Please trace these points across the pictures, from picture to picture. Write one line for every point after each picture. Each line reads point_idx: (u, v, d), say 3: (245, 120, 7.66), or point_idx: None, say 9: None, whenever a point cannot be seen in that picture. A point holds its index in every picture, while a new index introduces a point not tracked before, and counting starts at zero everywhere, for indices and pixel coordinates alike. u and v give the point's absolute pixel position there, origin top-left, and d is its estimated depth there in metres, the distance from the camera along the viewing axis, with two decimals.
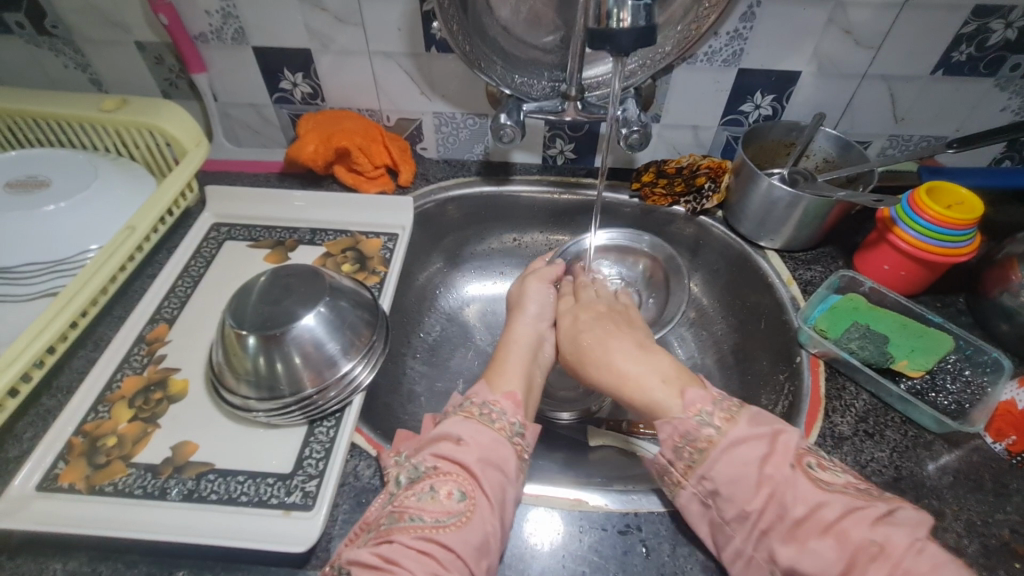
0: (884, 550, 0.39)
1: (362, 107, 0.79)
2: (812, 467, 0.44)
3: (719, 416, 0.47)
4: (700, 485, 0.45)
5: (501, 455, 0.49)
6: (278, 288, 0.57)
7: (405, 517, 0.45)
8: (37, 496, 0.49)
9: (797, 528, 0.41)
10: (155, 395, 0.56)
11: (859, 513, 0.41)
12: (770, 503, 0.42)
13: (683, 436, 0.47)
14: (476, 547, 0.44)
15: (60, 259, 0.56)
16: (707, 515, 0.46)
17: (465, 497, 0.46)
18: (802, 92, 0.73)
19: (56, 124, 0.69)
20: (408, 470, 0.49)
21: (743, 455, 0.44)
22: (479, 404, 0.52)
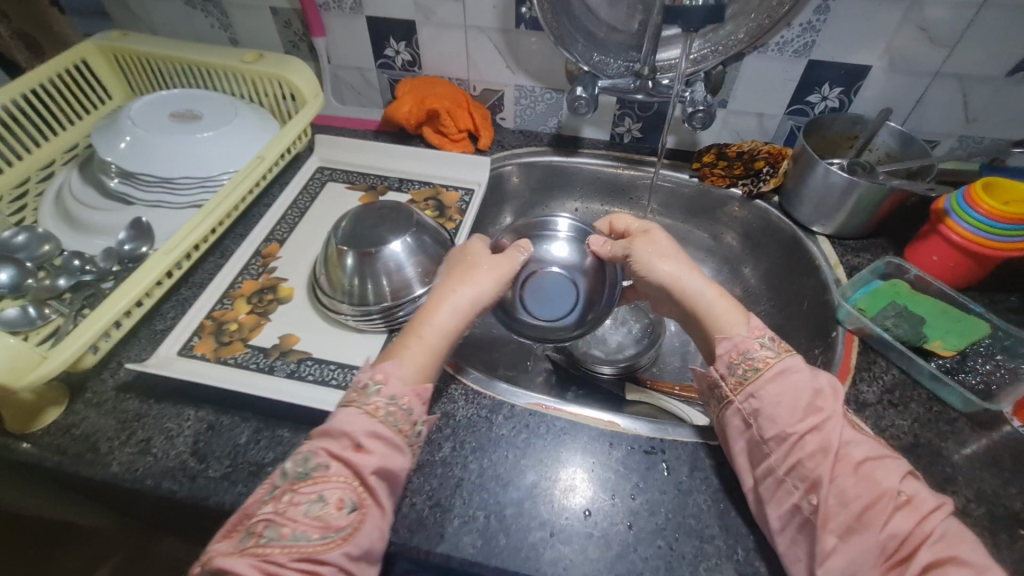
0: (909, 501, 0.44)
1: (453, 76, 0.89)
2: (851, 417, 0.50)
3: (777, 346, 0.52)
4: (745, 402, 0.50)
5: (388, 457, 0.47)
6: (373, 218, 0.68)
7: (287, 531, 0.42)
8: (178, 358, 0.61)
9: (844, 466, 0.46)
10: (268, 296, 0.69)
11: (889, 464, 0.46)
12: (813, 431, 0.47)
13: (742, 353, 0.52)
14: (364, 551, 0.44)
15: (208, 177, 0.69)
16: (744, 433, 0.50)
17: (355, 507, 0.44)
18: (871, 87, 0.76)
19: (205, 70, 0.82)
20: (296, 465, 0.46)
21: (798, 382, 0.49)
22: (384, 401, 0.49)
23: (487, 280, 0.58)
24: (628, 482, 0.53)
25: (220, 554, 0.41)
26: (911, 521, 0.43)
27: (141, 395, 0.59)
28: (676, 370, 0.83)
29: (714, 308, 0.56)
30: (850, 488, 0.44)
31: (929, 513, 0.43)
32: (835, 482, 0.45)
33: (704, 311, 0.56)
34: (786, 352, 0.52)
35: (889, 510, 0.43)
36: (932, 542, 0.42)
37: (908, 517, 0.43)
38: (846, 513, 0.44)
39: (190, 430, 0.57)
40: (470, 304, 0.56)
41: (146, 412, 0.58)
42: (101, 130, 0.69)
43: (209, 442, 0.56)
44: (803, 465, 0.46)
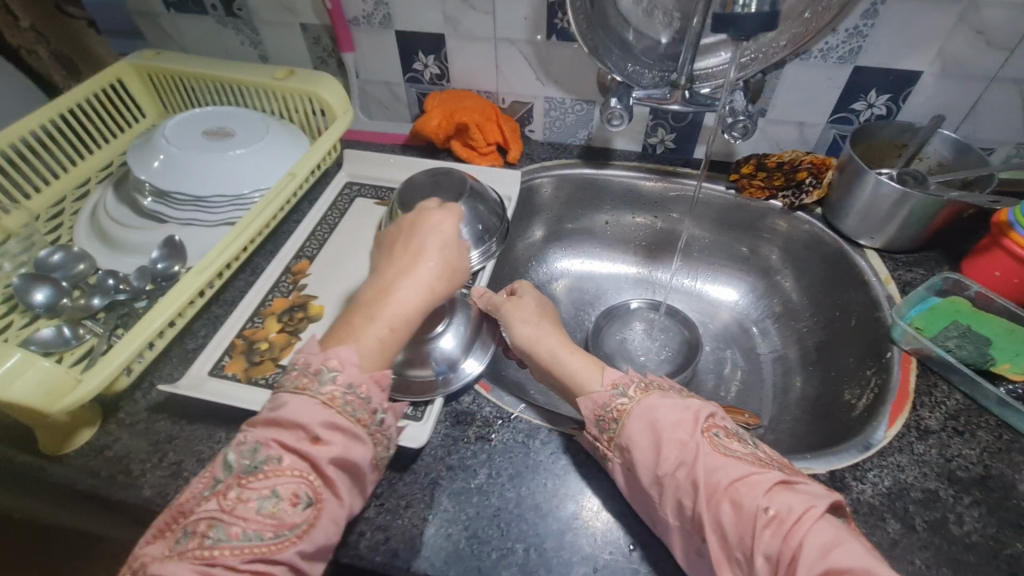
0: (776, 515, 0.39)
1: (481, 89, 0.88)
2: (719, 436, 0.46)
3: (634, 389, 0.50)
4: (621, 454, 0.48)
5: (348, 451, 0.42)
6: (431, 181, 0.74)
7: (236, 532, 0.38)
8: (209, 378, 0.61)
9: (708, 495, 0.42)
10: (298, 314, 0.68)
11: (757, 478, 0.41)
12: (680, 467, 0.44)
13: (603, 407, 0.50)
14: (321, 546, 0.41)
15: (240, 195, 0.68)
16: (630, 482, 0.48)
17: (311, 502, 0.41)
18: (920, 94, 0.72)
19: (237, 87, 0.82)
20: (244, 456, 0.41)
21: (654, 424, 0.47)
22: (342, 391, 0.44)
23: (457, 258, 0.52)
24: None
25: (156, 557, 0.37)
26: (779, 539, 0.38)
27: (173, 416, 0.59)
28: (714, 390, 0.80)
29: (565, 364, 0.56)
30: (723, 518, 0.41)
31: (798, 522, 0.38)
32: (709, 516, 0.41)
33: (555, 366, 0.56)
34: (648, 391, 0.50)
35: (759, 532, 0.39)
36: (804, 555, 0.37)
37: (775, 535, 0.38)
38: (727, 546, 0.40)
39: None
40: (434, 280, 0.50)
41: (177, 434, 0.57)
42: (136, 149, 0.70)
43: None
44: (684, 505, 0.43)
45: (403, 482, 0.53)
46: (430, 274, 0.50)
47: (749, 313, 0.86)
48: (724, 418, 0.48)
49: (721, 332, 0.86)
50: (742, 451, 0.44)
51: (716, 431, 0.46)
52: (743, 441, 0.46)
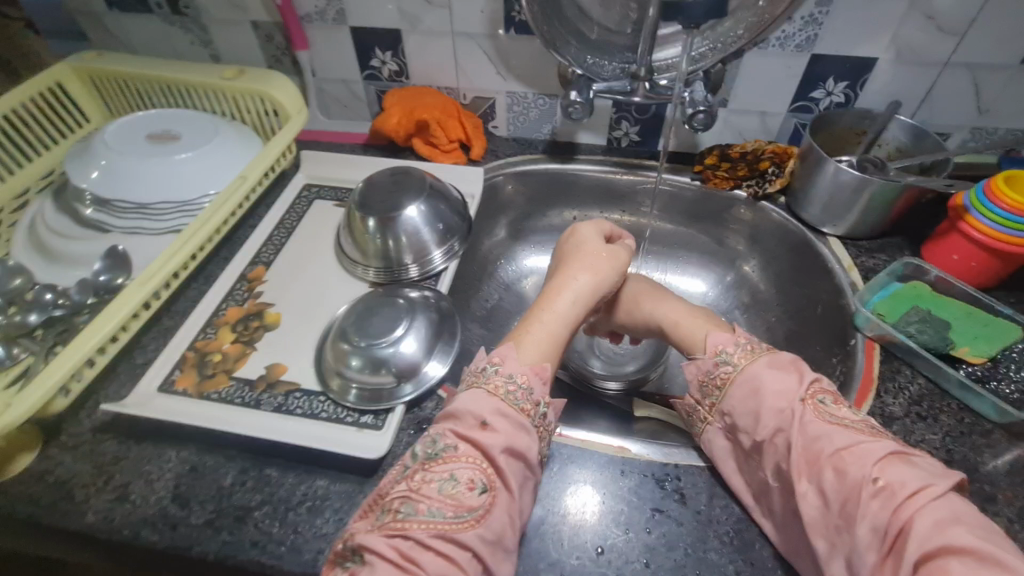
0: (884, 487, 0.40)
1: (442, 85, 0.86)
2: (826, 404, 0.46)
3: (740, 354, 0.51)
4: (721, 418, 0.50)
5: (515, 443, 0.47)
6: (392, 182, 0.72)
7: (422, 509, 0.43)
8: (158, 395, 0.58)
9: (808, 463, 0.43)
10: (254, 323, 0.65)
11: (865, 449, 0.42)
12: (779, 433, 0.45)
13: (708, 372, 0.52)
14: (493, 540, 0.44)
15: (187, 202, 0.66)
16: (731, 450, 0.50)
17: (486, 489, 0.45)
18: (877, 80, 0.73)
19: (185, 88, 0.79)
20: (426, 446, 0.47)
21: (756, 391, 0.48)
22: (504, 381, 0.51)
23: (613, 269, 0.62)
24: (642, 513, 0.49)
25: (362, 529, 0.43)
26: (887, 510, 0.39)
27: (120, 435, 0.56)
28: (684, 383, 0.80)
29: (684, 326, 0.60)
30: (826, 485, 0.42)
31: (910, 495, 0.39)
32: (809, 482, 0.43)
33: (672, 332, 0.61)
34: (761, 351, 0.51)
35: (864, 501, 0.40)
36: (913, 528, 0.37)
37: (884, 505, 0.39)
38: (830, 513, 0.41)
39: (171, 473, 0.53)
40: (586, 289, 0.60)
41: (125, 454, 0.55)
42: (75, 155, 0.66)
43: (193, 485, 0.52)
44: (779, 467, 0.45)
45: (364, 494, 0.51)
46: (596, 281, 0.61)
47: (718, 305, 0.86)
48: (831, 385, 0.48)
49: (690, 324, 0.86)
50: (849, 420, 0.45)
51: (822, 397, 0.46)
52: (850, 407, 0.46)
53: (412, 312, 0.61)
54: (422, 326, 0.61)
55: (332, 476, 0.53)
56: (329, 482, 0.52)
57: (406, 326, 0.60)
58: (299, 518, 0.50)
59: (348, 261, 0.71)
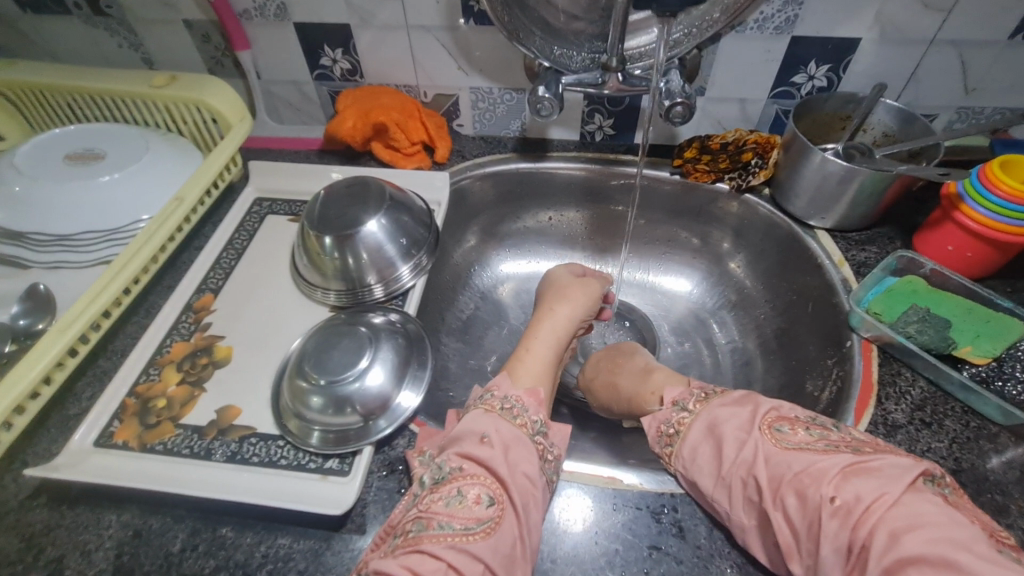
0: (844, 506, 0.37)
1: (400, 83, 0.80)
2: (782, 430, 0.43)
3: (695, 402, 0.49)
4: (680, 464, 0.47)
5: (520, 456, 0.46)
6: (346, 196, 0.65)
7: (434, 523, 0.41)
8: (94, 451, 0.52)
9: (771, 490, 0.40)
10: (202, 360, 0.59)
11: (822, 467, 0.39)
12: (738, 469, 0.42)
13: (665, 421, 0.49)
14: (506, 555, 0.41)
15: (114, 229, 0.59)
16: (696, 494, 0.46)
17: (494, 501, 0.43)
18: (860, 62, 0.69)
19: (111, 98, 0.71)
20: (432, 470, 0.46)
21: (714, 428, 0.45)
22: (500, 399, 0.51)
23: (586, 295, 0.68)
24: (638, 552, 0.45)
25: (373, 559, 0.41)
26: (848, 530, 0.36)
27: (50, 502, 0.49)
28: None
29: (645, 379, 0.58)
30: (790, 513, 0.39)
31: (868, 509, 0.36)
32: (776, 512, 0.40)
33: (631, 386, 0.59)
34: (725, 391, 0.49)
35: (826, 524, 0.37)
36: (875, 546, 0.34)
37: (845, 526, 0.36)
38: (804, 542, 0.38)
39: (112, 541, 0.47)
40: (569, 319, 0.65)
41: (57, 523, 0.48)
42: None
43: (136, 554, 0.46)
44: (749, 503, 0.42)
45: (332, 552, 0.46)
46: (571, 312, 0.66)
47: (704, 303, 0.82)
48: (789, 410, 0.45)
49: (677, 325, 0.82)
50: (808, 440, 0.42)
51: (779, 425, 0.43)
52: (809, 428, 0.43)
53: (375, 336, 0.56)
54: (388, 350, 0.55)
55: (295, 532, 0.47)
56: (292, 540, 0.47)
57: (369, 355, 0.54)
58: None
59: (306, 284, 0.65)
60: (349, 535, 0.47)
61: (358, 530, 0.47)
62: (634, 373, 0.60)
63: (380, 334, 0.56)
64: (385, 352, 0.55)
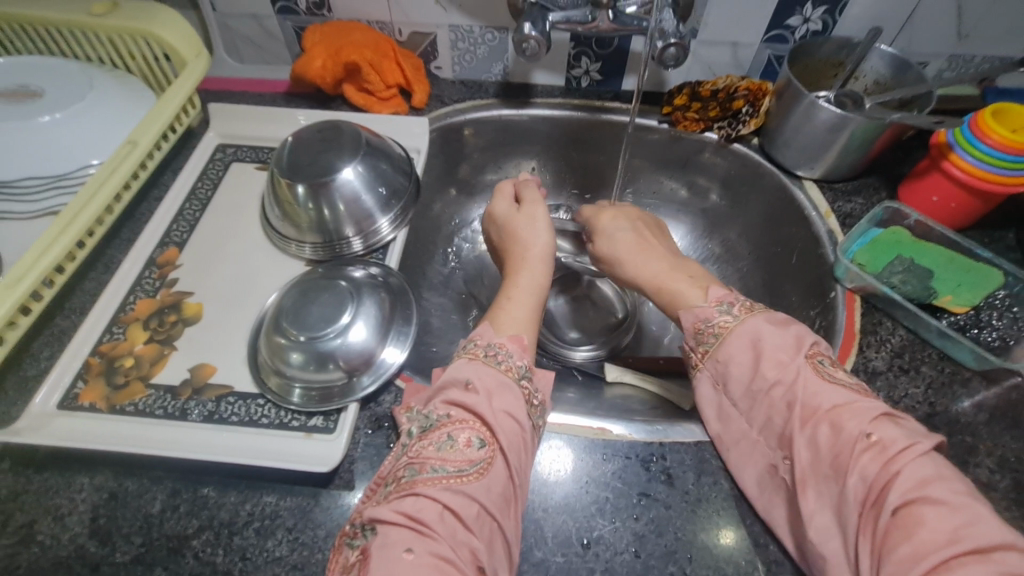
0: (876, 442, 0.38)
1: (372, 19, 0.73)
2: (824, 363, 0.43)
3: (738, 308, 0.48)
4: (712, 366, 0.47)
5: (506, 401, 0.45)
6: (318, 140, 0.61)
7: (426, 468, 0.41)
8: (59, 414, 0.49)
9: (804, 417, 0.41)
10: (170, 318, 0.55)
11: (862, 406, 0.40)
12: (779, 386, 0.43)
13: (705, 321, 0.49)
14: (500, 496, 0.41)
15: (61, 175, 0.54)
16: (717, 402, 0.47)
17: (485, 444, 0.43)
18: (857, 4, 0.66)
19: (44, 28, 0.63)
20: (419, 420, 0.45)
21: (755, 339, 0.45)
22: (484, 346, 0.49)
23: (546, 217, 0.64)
24: (628, 499, 0.46)
25: (369, 506, 0.41)
26: (878, 465, 0.37)
27: (15, 468, 0.47)
28: (657, 342, 0.76)
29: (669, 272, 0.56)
30: (819, 440, 0.40)
31: (900, 451, 0.37)
32: (802, 435, 0.41)
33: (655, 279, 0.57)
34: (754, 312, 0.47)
35: (857, 455, 0.38)
36: (901, 482, 0.36)
37: (875, 460, 0.37)
38: (824, 463, 0.39)
39: (86, 504, 0.45)
40: (543, 254, 0.62)
41: (24, 489, 0.46)
42: None
43: (113, 517, 0.45)
44: (772, 422, 0.43)
45: (320, 509, 0.45)
46: (541, 247, 0.62)
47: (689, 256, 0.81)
48: (829, 347, 0.45)
49: None
50: (846, 379, 0.43)
51: (821, 358, 0.44)
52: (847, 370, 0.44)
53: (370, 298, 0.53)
54: (372, 299, 0.53)
55: (280, 491, 0.46)
56: (277, 498, 0.46)
57: (354, 314, 0.51)
58: (247, 543, 0.44)
59: (279, 237, 0.62)
60: (338, 492, 0.46)
61: (346, 487, 0.46)
62: (653, 259, 0.58)
63: (361, 289, 0.53)
64: (367, 311, 0.52)
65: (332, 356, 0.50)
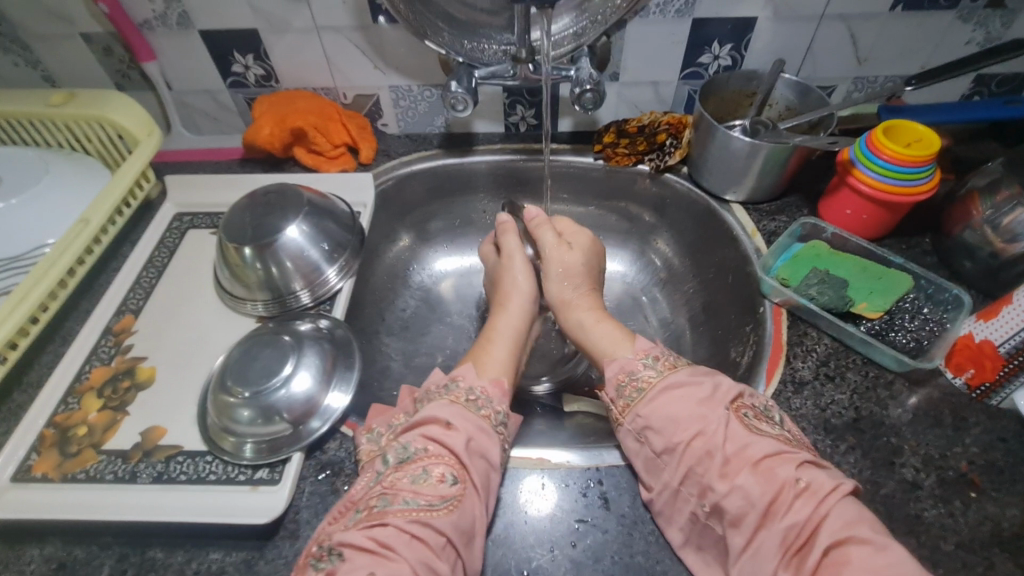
0: (807, 487, 0.39)
1: (317, 86, 0.78)
2: (748, 417, 0.45)
3: (662, 363, 0.49)
4: (634, 422, 0.47)
5: (482, 443, 0.47)
6: (260, 206, 0.64)
7: (398, 499, 0.43)
8: (12, 487, 0.50)
9: (727, 466, 0.42)
10: (124, 384, 0.57)
11: (790, 454, 0.42)
12: (697, 439, 0.43)
13: (629, 373, 0.49)
14: (466, 530, 0.43)
15: (17, 256, 0.57)
16: (642, 453, 0.47)
17: (457, 481, 0.44)
18: (760, 40, 0.71)
19: (6, 120, 0.68)
20: (396, 449, 0.46)
21: (680, 394, 0.46)
22: (465, 391, 0.50)
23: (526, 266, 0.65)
24: (566, 527, 0.47)
25: (338, 530, 0.42)
26: (809, 508, 0.39)
27: None
28: None
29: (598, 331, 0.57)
30: (749, 486, 0.40)
31: (829, 496, 0.39)
32: (725, 484, 0.41)
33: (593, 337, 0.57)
34: (673, 367, 0.48)
35: (789, 500, 0.39)
36: (830, 524, 0.38)
37: (807, 504, 0.39)
38: (753, 511, 0.40)
39: None
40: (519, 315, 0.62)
41: None
42: None
43: None
44: (693, 473, 0.43)
45: (265, 561, 0.46)
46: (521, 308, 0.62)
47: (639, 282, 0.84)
48: (750, 395, 0.47)
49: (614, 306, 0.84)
50: (770, 430, 0.44)
51: (745, 411, 0.45)
52: (771, 421, 0.45)
53: (307, 357, 0.55)
54: (314, 351, 0.55)
55: (226, 547, 0.47)
56: (224, 554, 0.47)
57: (298, 373, 0.53)
58: None
59: (232, 297, 0.64)
60: (283, 542, 0.47)
61: (290, 537, 0.47)
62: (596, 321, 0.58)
63: (304, 342, 0.56)
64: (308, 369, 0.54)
65: (280, 419, 0.51)
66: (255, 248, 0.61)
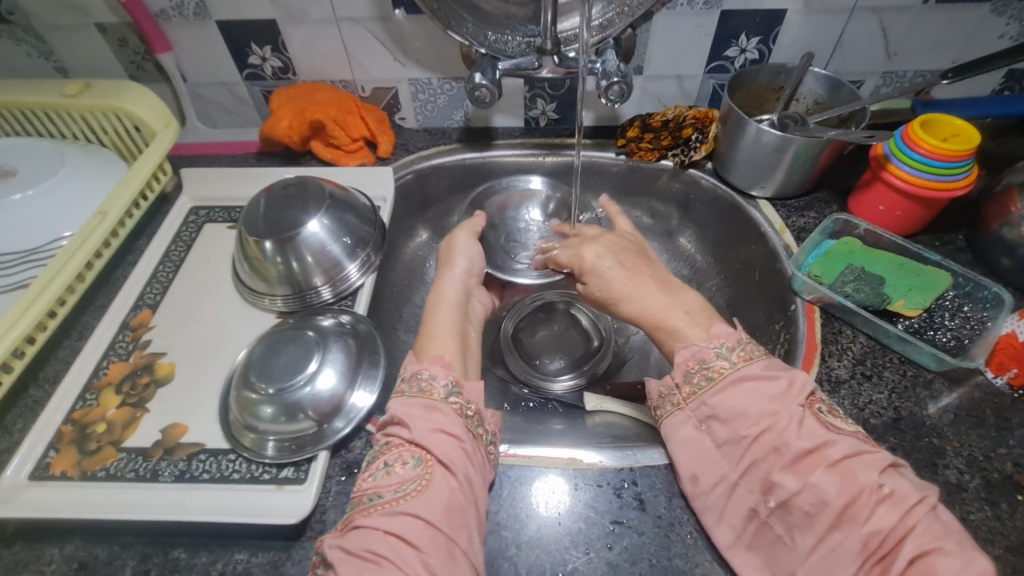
0: (890, 494, 0.38)
1: (335, 79, 0.77)
2: (825, 413, 0.43)
3: (737, 353, 0.46)
4: (699, 409, 0.46)
5: (437, 420, 0.45)
6: (295, 196, 0.63)
7: (365, 499, 0.42)
8: (30, 485, 0.49)
9: (801, 464, 0.40)
10: (143, 380, 0.56)
11: (873, 458, 0.40)
12: (767, 433, 0.42)
13: (698, 363, 0.47)
14: (444, 507, 0.41)
15: (34, 249, 0.56)
16: (699, 442, 0.45)
17: (420, 462, 0.43)
18: (788, 33, 0.70)
19: (20, 111, 0.66)
20: (367, 451, 0.46)
21: (752, 388, 0.44)
22: (407, 379, 0.49)
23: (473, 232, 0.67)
24: (601, 529, 0.46)
25: (327, 542, 0.42)
26: (894, 517, 0.37)
27: None
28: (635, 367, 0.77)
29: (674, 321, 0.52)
30: (825, 488, 0.39)
31: (914, 506, 0.37)
32: (802, 482, 0.40)
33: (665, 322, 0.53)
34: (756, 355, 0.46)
35: (871, 506, 0.37)
36: (917, 536, 0.36)
37: (891, 512, 0.37)
38: (828, 512, 0.38)
39: None
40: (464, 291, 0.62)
41: None
42: None
43: None
44: (759, 467, 0.42)
45: (293, 562, 0.45)
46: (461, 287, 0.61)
47: None
48: (824, 393, 0.45)
49: None
50: (846, 429, 0.43)
51: (819, 408, 0.44)
52: (846, 418, 0.44)
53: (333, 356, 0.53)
54: (338, 347, 0.54)
55: (252, 548, 0.46)
56: (249, 555, 0.45)
57: (325, 372, 0.52)
58: None
59: (251, 292, 0.63)
60: (311, 543, 0.46)
61: (318, 537, 0.46)
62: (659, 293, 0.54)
63: (330, 338, 0.55)
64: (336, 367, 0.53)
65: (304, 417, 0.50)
66: (278, 242, 0.60)
